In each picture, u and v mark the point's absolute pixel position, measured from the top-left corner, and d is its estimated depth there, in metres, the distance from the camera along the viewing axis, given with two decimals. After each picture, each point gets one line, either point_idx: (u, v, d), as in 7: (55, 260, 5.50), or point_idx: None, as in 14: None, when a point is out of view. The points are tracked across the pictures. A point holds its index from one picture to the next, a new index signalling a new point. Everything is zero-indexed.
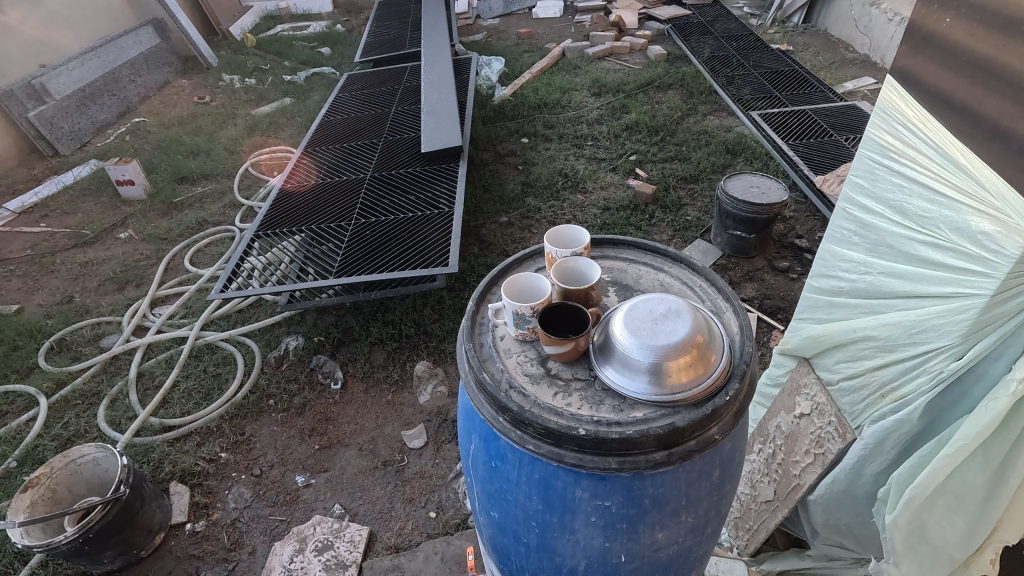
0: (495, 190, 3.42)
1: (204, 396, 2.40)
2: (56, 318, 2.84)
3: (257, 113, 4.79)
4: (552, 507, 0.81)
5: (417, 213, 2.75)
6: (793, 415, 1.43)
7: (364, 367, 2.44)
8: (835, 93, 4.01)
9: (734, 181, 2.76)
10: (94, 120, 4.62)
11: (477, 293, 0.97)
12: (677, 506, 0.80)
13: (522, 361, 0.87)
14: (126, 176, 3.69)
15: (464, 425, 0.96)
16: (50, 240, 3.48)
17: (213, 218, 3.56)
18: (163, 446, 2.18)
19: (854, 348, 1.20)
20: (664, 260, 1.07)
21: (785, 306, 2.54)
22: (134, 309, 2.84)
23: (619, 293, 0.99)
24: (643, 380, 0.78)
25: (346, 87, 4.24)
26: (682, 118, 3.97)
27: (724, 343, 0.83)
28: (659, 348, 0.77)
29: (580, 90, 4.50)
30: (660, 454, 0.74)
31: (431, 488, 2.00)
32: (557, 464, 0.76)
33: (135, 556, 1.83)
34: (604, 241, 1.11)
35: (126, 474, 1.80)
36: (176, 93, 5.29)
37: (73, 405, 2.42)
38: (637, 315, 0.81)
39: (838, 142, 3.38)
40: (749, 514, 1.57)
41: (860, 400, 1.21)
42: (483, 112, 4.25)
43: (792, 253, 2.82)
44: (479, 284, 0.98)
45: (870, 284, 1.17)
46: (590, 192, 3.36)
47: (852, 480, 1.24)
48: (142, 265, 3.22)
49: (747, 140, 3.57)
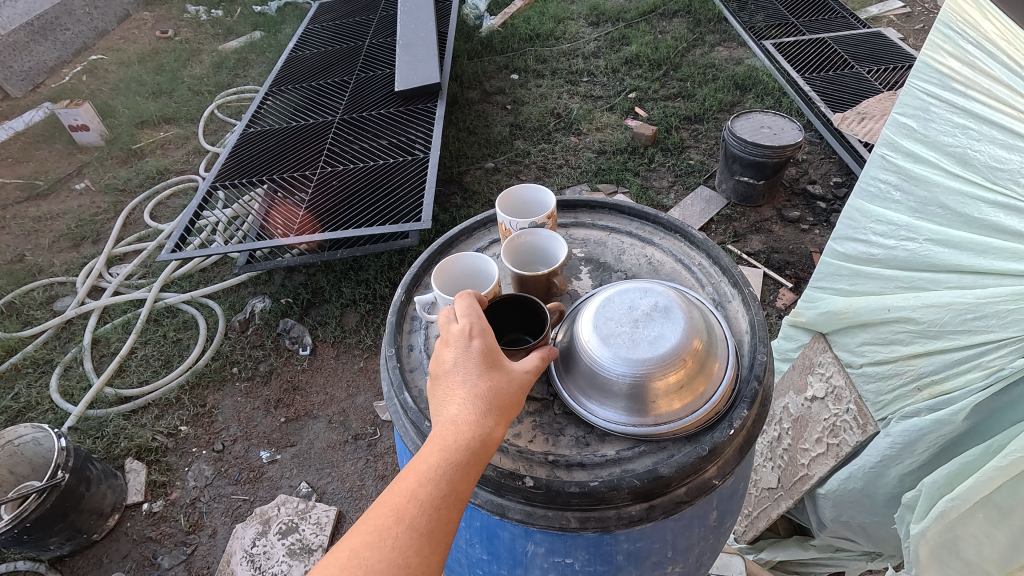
0: (480, 132, 3.13)
1: (163, 364, 2.23)
2: (6, 279, 2.63)
3: (224, 49, 4.38)
4: (500, 558, 0.63)
5: (389, 159, 2.48)
6: (803, 397, 1.24)
7: (335, 332, 2.25)
8: (859, 19, 3.61)
9: (742, 121, 2.47)
10: (47, 58, 4.24)
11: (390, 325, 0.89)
12: (661, 559, 0.62)
13: None
14: (79, 121, 3.39)
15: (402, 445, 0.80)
16: (1, 192, 3.22)
17: (175, 166, 3.28)
18: (118, 419, 2.03)
19: (885, 330, 1.00)
20: (655, 229, 0.88)
21: (795, 260, 2.30)
22: (89, 268, 2.62)
23: (594, 274, 0.83)
24: (619, 404, 0.62)
25: (317, 17, 3.84)
26: (688, 50, 3.60)
27: (728, 349, 0.65)
28: (641, 362, 0.59)
29: (576, 19, 4.08)
30: (636, 507, 0.57)
31: None
32: (499, 517, 0.60)
33: (86, 540, 1.71)
34: (579, 204, 0.93)
35: (64, 458, 1.65)
36: (137, 27, 4.85)
37: (23, 373, 2.25)
38: (612, 316, 0.63)
39: (860, 75, 3.04)
40: (749, 500, 1.42)
41: (889, 390, 1.01)
42: (469, 45, 3.86)
43: (803, 201, 2.56)
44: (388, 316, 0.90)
45: (911, 253, 0.96)
46: (584, 134, 3.06)
47: (871, 479, 1.07)
48: (99, 219, 2.98)
49: (759, 74, 3.23)
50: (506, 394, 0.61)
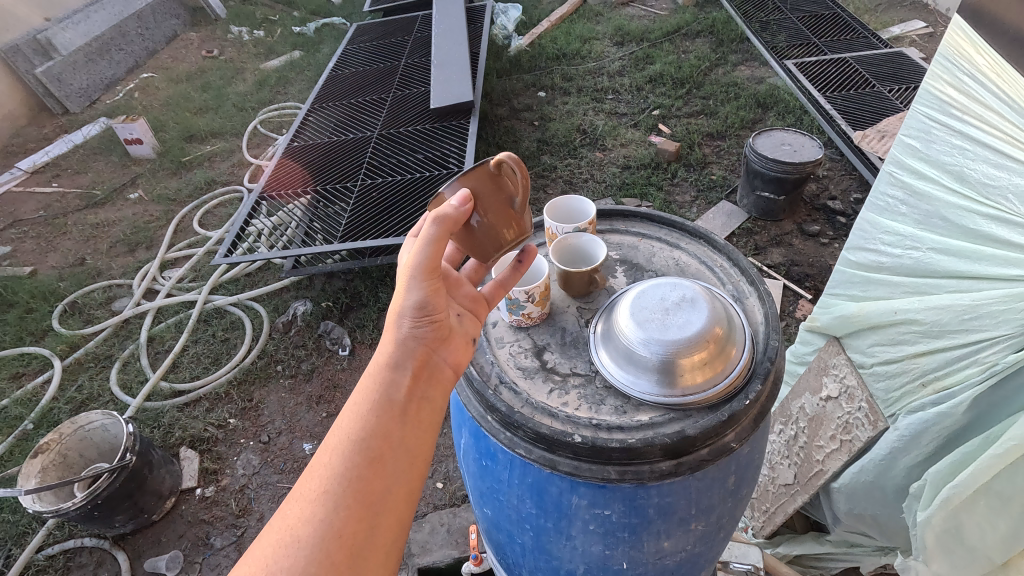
0: (509, 147, 3.27)
1: (213, 361, 2.39)
2: (69, 280, 2.84)
3: (266, 67, 4.63)
4: (547, 512, 0.74)
5: (425, 173, 2.63)
6: (819, 397, 1.32)
7: (372, 334, 2.38)
8: (880, 39, 3.69)
9: (763, 138, 2.56)
10: (103, 76, 4.53)
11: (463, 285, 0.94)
12: (686, 515, 0.72)
13: (516, 353, 0.83)
14: (134, 135, 3.62)
15: (454, 417, 0.89)
16: (62, 201, 3.46)
17: (222, 177, 3.49)
18: (173, 411, 2.18)
19: (892, 332, 1.09)
20: (681, 235, 0.99)
21: (814, 273, 2.38)
22: (144, 272, 2.81)
23: (627, 273, 0.93)
24: (652, 378, 0.72)
25: (355, 38, 4.06)
26: (710, 69, 3.71)
27: (746, 337, 0.75)
28: (671, 344, 0.70)
29: (601, 39, 4.23)
30: (667, 463, 0.67)
31: (438, 458, 1.95)
32: (550, 471, 0.69)
33: (146, 520, 1.85)
34: (614, 214, 1.05)
35: (132, 442, 1.81)
36: (184, 46, 5.15)
37: (86, 367, 2.42)
38: (646, 304, 0.74)
39: (881, 94, 3.12)
40: (766, 496, 1.49)
41: (897, 386, 1.10)
42: (498, 64, 4.03)
43: (823, 216, 2.64)
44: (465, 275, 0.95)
45: (915, 261, 1.06)
46: (609, 149, 3.18)
47: (882, 471, 1.15)
48: (151, 227, 3.18)
49: (780, 93, 3.32)
50: (397, 314, 0.73)
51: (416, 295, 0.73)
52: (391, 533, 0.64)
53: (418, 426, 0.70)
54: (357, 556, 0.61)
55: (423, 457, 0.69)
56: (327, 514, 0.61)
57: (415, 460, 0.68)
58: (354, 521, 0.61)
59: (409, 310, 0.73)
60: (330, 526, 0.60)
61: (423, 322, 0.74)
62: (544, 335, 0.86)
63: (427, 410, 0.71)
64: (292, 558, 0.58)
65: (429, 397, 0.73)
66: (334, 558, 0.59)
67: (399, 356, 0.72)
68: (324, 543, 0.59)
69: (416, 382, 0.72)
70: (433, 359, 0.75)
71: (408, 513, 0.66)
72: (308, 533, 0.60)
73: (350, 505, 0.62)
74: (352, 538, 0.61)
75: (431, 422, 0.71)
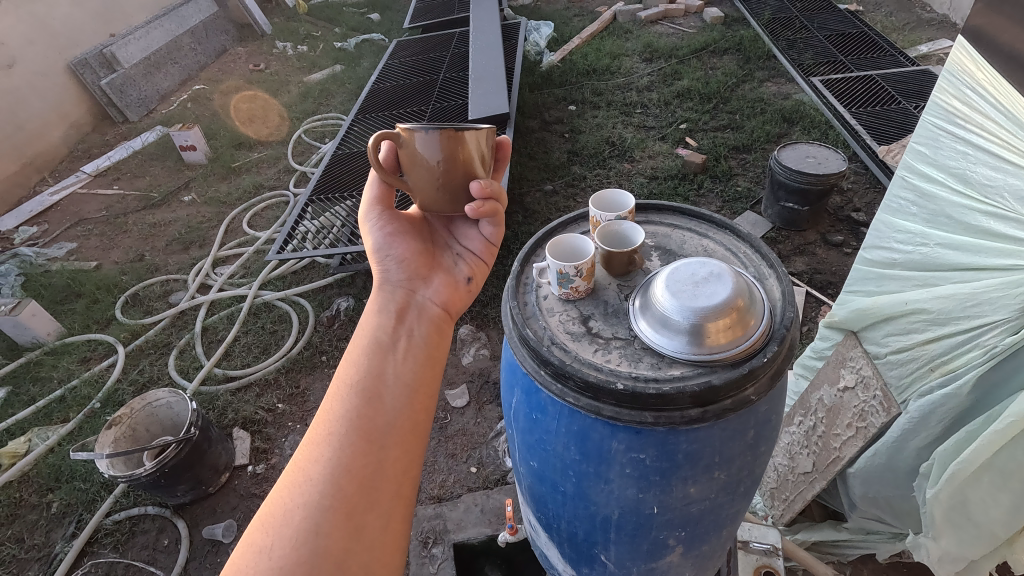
0: (540, 157, 3.41)
1: (262, 350, 2.55)
2: (130, 275, 3.06)
3: (309, 80, 4.88)
4: (589, 457, 0.87)
5: None
6: (836, 388, 1.40)
7: None
8: (907, 57, 3.76)
9: (788, 151, 2.66)
10: (159, 87, 4.83)
11: (522, 255, 1.07)
12: (710, 462, 0.84)
13: (564, 320, 0.95)
14: (189, 142, 3.87)
15: (507, 380, 1.03)
16: (122, 202, 3.71)
17: (269, 182, 3.70)
18: (226, 395, 2.35)
19: (904, 321, 1.19)
20: (709, 227, 1.11)
21: (837, 281, 2.45)
22: (198, 268, 3.01)
23: (662, 257, 1.05)
24: (682, 340, 0.84)
25: (395, 54, 4.28)
26: (737, 85, 3.82)
27: (765, 309, 0.87)
28: (699, 310, 0.82)
29: (631, 55, 4.38)
30: (695, 410, 0.79)
31: (472, 445, 2.07)
32: (595, 416, 0.83)
33: (204, 492, 2.01)
34: (649, 207, 1.17)
35: (196, 417, 1.97)
36: (233, 60, 5.45)
37: (146, 354, 2.62)
38: (679, 277, 0.86)
39: (907, 110, 3.19)
40: (786, 485, 1.56)
41: (908, 373, 1.19)
42: (530, 78, 4.20)
43: (847, 227, 2.71)
44: (526, 245, 1.08)
45: (925, 256, 1.17)
46: (637, 160, 3.30)
47: (894, 454, 1.23)
48: (204, 227, 3.40)
49: (806, 108, 3.41)
50: (374, 258, 1.03)
51: (377, 233, 1.04)
52: (396, 465, 0.78)
53: (404, 366, 0.87)
54: (368, 487, 0.74)
55: (414, 395, 0.84)
56: (335, 450, 0.75)
57: (407, 396, 0.84)
58: (360, 455, 0.76)
59: (377, 251, 1.03)
60: (341, 464, 0.74)
61: (388, 260, 1.01)
62: (589, 306, 0.98)
63: (410, 349, 0.90)
64: (309, 495, 0.72)
65: (410, 334, 0.92)
66: (347, 490, 0.73)
67: (379, 301, 0.96)
68: (336, 477, 0.73)
69: (395, 322, 0.93)
70: (406, 297, 0.98)
71: (411, 447, 0.80)
72: (318, 472, 0.74)
73: (354, 442, 0.76)
74: (361, 471, 0.75)
75: (416, 359, 0.89)
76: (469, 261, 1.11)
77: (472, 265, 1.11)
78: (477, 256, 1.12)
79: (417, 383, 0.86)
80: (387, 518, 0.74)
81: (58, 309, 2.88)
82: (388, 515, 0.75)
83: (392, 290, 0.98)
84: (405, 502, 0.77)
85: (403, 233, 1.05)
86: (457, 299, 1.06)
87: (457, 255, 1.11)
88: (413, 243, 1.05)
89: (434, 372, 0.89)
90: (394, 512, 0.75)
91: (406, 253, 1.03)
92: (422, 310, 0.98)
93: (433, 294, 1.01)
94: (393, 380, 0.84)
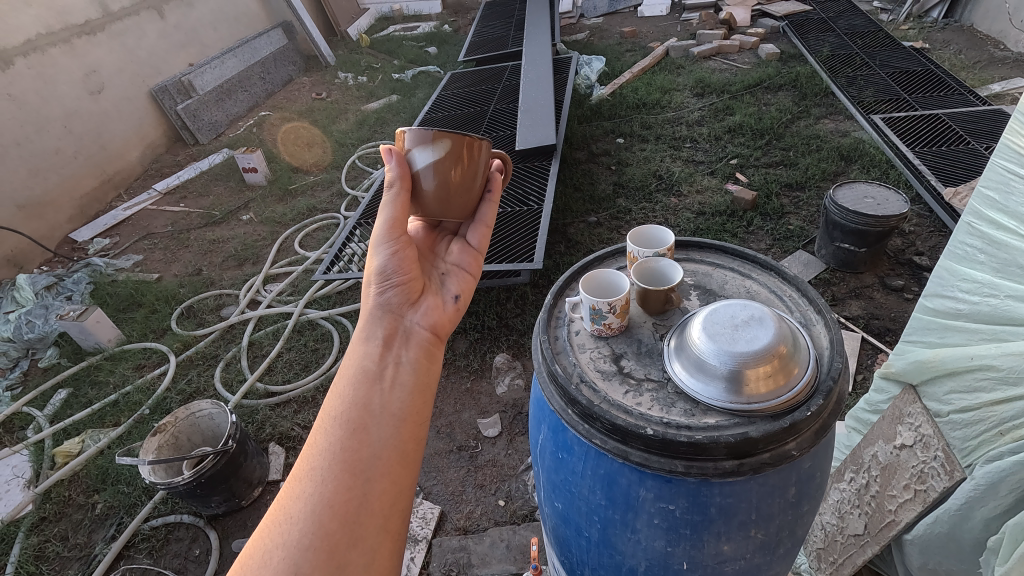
0: (586, 188, 3.40)
1: (302, 367, 2.61)
2: (187, 288, 3.21)
3: (366, 109, 5.09)
4: (615, 503, 0.83)
5: (508, 209, 2.84)
6: (892, 445, 1.30)
7: (447, 354, 2.50)
8: (978, 96, 3.59)
9: (845, 190, 2.55)
10: (229, 113, 5.15)
11: (556, 288, 1.05)
12: (746, 519, 0.79)
13: (595, 357, 0.92)
14: (251, 164, 4.07)
15: (535, 416, 1.00)
16: (186, 219, 3.93)
17: (322, 205, 3.83)
18: (266, 409, 2.40)
19: (969, 378, 1.10)
20: (753, 267, 1.07)
21: (896, 327, 2.31)
22: (250, 284, 3.13)
23: (700, 296, 1.02)
24: (720, 385, 0.79)
25: (449, 85, 4.42)
26: (792, 121, 3.73)
27: (810, 358, 0.82)
28: (739, 355, 0.78)
29: (681, 90, 4.37)
30: (729, 463, 0.74)
31: (502, 477, 2.03)
32: (622, 461, 0.79)
33: (237, 505, 2.05)
34: (690, 244, 1.14)
35: (234, 430, 2.01)
36: (298, 89, 5.77)
37: (195, 364, 2.72)
38: (718, 319, 0.82)
39: (976, 151, 3.03)
40: (834, 546, 1.45)
41: (974, 435, 1.09)
42: (580, 111, 4.24)
43: (908, 271, 2.57)
44: (560, 278, 1.06)
45: (992, 308, 1.08)
46: (685, 195, 3.25)
47: (958, 523, 1.12)
48: (258, 245, 3.54)
49: (866, 146, 3.29)
50: (371, 282, 0.98)
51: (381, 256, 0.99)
52: (383, 497, 0.75)
53: (392, 394, 0.84)
54: (353, 522, 0.71)
55: (402, 423, 0.81)
56: (318, 485, 0.72)
57: (393, 425, 0.80)
58: (345, 489, 0.73)
59: (376, 275, 0.98)
60: (324, 500, 0.71)
61: (387, 286, 0.97)
62: (621, 344, 0.95)
63: (398, 376, 0.86)
64: (290, 534, 0.69)
65: (398, 361, 0.89)
66: (329, 527, 0.70)
67: (367, 328, 0.92)
68: (319, 514, 0.70)
69: (383, 349, 0.90)
70: (395, 320, 0.96)
71: (399, 476, 0.77)
72: (300, 509, 0.71)
73: (338, 476, 0.74)
74: (346, 506, 0.72)
75: (405, 387, 0.85)
76: (456, 278, 1.11)
77: (460, 282, 1.11)
78: (463, 270, 1.12)
79: (405, 411, 0.83)
80: (374, 552, 0.71)
81: (120, 318, 3.05)
82: (375, 550, 0.72)
83: (380, 316, 0.95)
84: (393, 535, 0.75)
85: (407, 257, 1.02)
86: (445, 321, 1.03)
87: (444, 275, 1.11)
88: (411, 268, 1.02)
89: (423, 400, 0.86)
90: (381, 546, 0.72)
91: (402, 276, 1.00)
92: (411, 336, 0.95)
93: (421, 318, 0.99)
94: (380, 410, 0.81)
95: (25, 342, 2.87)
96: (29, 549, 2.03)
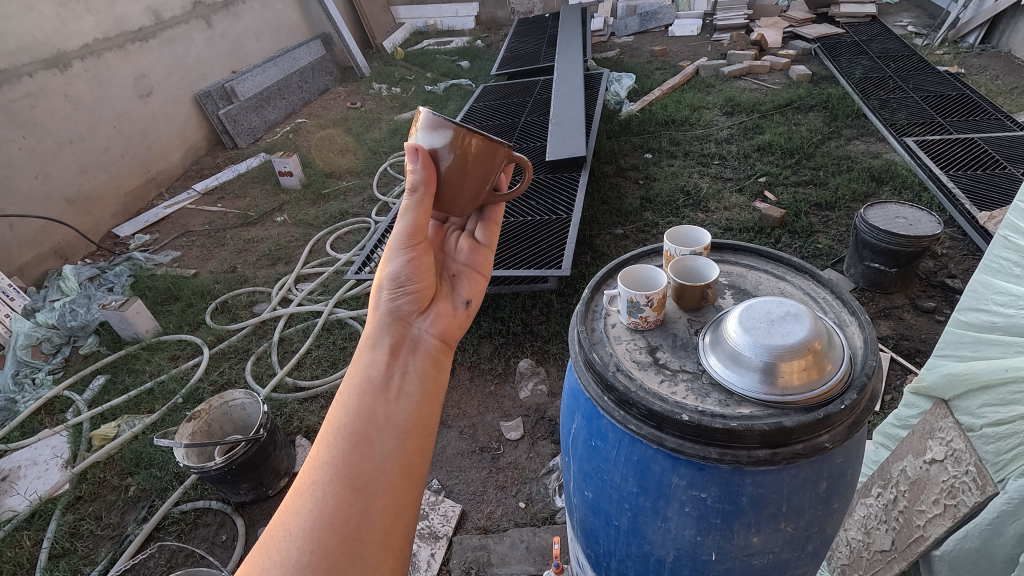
0: (614, 202, 3.43)
1: (330, 365, 2.68)
2: (222, 284, 3.32)
3: (399, 118, 5.21)
4: (647, 490, 0.85)
5: (536, 218, 2.89)
6: (922, 459, 1.29)
7: (472, 357, 2.53)
8: (1015, 122, 3.55)
9: (876, 209, 2.55)
10: (267, 119, 5.32)
11: (594, 283, 1.09)
12: (776, 511, 0.81)
13: (631, 349, 0.96)
14: (287, 168, 4.20)
15: (568, 405, 1.03)
16: (223, 219, 4.06)
17: (353, 210, 3.92)
18: (294, 403, 2.47)
19: (1003, 391, 1.10)
20: (787, 270, 1.10)
21: (926, 349, 2.28)
22: (282, 283, 3.21)
23: (734, 295, 1.05)
24: (755, 376, 0.82)
25: (482, 97, 4.51)
26: (822, 141, 3.73)
27: (844, 354, 0.84)
28: (774, 348, 0.80)
29: (711, 108, 4.40)
30: (763, 451, 0.77)
31: (523, 479, 2.05)
32: (656, 448, 0.82)
33: (263, 493, 2.10)
34: (725, 246, 1.17)
35: (265, 420, 2.07)
36: (333, 98, 5.95)
37: (227, 357, 2.80)
38: (754, 314, 0.85)
39: (1013, 176, 3.00)
40: (860, 562, 1.44)
41: (1007, 449, 1.09)
42: (609, 125, 4.29)
43: (940, 293, 2.54)
44: (597, 274, 1.10)
45: None
46: (712, 211, 3.26)
47: (988, 539, 1.11)
48: (291, 246, 3.64)
49: (898, 168, 3.27)
50: (381, 287, 0.94)
51: (395, 264, 0.95)
52: (384, 514, 0.75)
53: (398, 404, 0.81)
54: (353, 541, 0.72)
55: (406, 435, 0.79)
56: (318, 501, 0.73)
57: (397, 438, 0.79)
58: (345, 506, 0.73)
59: (388, 282, 0.94)
60: (324, 517, 0.72)
61: (399, 293, 0.93)
62: (657, 338, 0.98)
63: (405, 386, 0.84)
64: (289, 551, 0.70)
65: (405, 369, 0.86)
66: (329, 544, 0.71)
67: (373, 335, 0.89)
68: (318, 532, 0.71)
69: (389, 358, 0.86)
70: (403, 326, 0.92)
71: (402, 491, 0.77)
72: (300, 525, 0.72)
73: (339, 491, 0.73)
74: (346, 523, 0.72)
75: (412, 397, 0.83)
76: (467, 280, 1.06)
77: (471, 284, 1.06)
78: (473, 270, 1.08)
79: (410, 423, 0.81)
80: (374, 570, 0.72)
81: (158, 310, 3.15)
82: (375, 567, 0.72)
83: (388, 321, 0.91)
84: (395, 553, 0.75)
85: (423, 264, 0.98)
86: (456, 324, 0.99)
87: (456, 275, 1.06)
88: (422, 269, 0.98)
89: (430, 410, 0.84)
90: (382, 564, 0.73)
91: (416, 284, 0.95)
92: (420, 344, 0.91)
93: (430, 325, 0.94)
94: (383, 423, 0.79)
95: (68, 329, 2.99)
96: (65, 526, 2.11)
